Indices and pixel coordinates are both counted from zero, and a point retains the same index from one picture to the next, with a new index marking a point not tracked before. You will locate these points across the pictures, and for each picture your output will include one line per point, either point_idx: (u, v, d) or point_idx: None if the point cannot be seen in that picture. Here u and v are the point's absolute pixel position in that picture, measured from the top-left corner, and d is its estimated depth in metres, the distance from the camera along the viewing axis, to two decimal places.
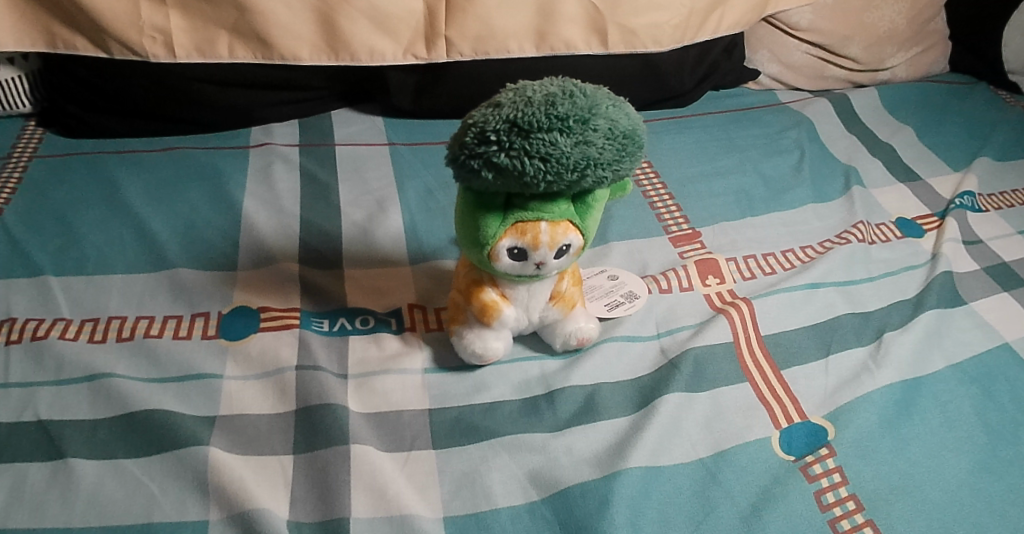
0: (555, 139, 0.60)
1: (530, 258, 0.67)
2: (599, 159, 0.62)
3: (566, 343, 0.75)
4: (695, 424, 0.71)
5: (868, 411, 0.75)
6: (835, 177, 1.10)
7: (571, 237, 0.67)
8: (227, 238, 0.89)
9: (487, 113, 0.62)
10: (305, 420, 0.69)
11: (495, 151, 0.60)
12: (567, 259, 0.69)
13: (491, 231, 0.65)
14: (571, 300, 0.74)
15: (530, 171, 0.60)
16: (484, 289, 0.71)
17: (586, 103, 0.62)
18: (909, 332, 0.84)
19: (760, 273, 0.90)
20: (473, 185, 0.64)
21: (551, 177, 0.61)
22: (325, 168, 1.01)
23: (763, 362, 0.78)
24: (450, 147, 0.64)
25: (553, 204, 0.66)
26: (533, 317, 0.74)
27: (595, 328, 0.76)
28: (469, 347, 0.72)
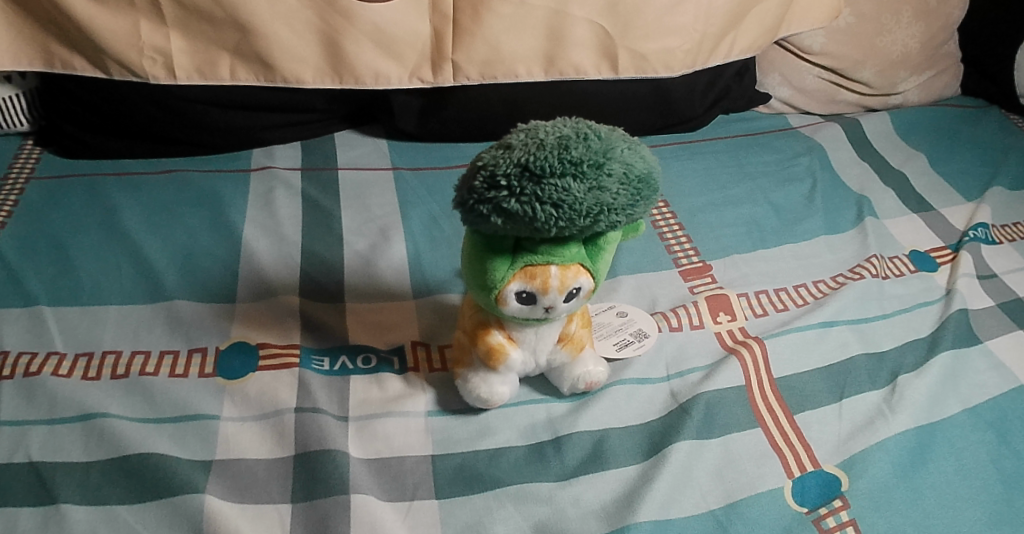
0: (568, 184, 0.57)
1: (539, 302, 0.65)
2: (613, 205, 0.60)
3: (574, 388, 0.73)
4: (706, 473, 0.69)
5: (882, 460, 0.72)
6: (846, 208, 1.08)
7: (581, 280, 0.65)
8: (227, 267, 0.87)
9: (497, 155, 0.59)
10: (304, 467, 0.67)
11: (505, 196, 0.58)
12: (577, 302, 0.67)
13: (499, 275, 0.63)
14: (580, 342, 0.72)
15: (541, 218, 0.58)
16: (491, 332, 0.69)
17: (600, 147, 0.59)
18: (924, 375, 0.81)
19: (772, 310, 0.88)
20: (481, 229, 0.62)
21: (563, 224, 0.59)
22: (327, 194, 0.99)
23: (775, 406, 0.76)
24: (458, 189, 0.62)
25: (564, 247, 0.63)
26: (540, 360, 0.72)
27: (605, 372, 0.74)
28: (474, 391, 0.70)
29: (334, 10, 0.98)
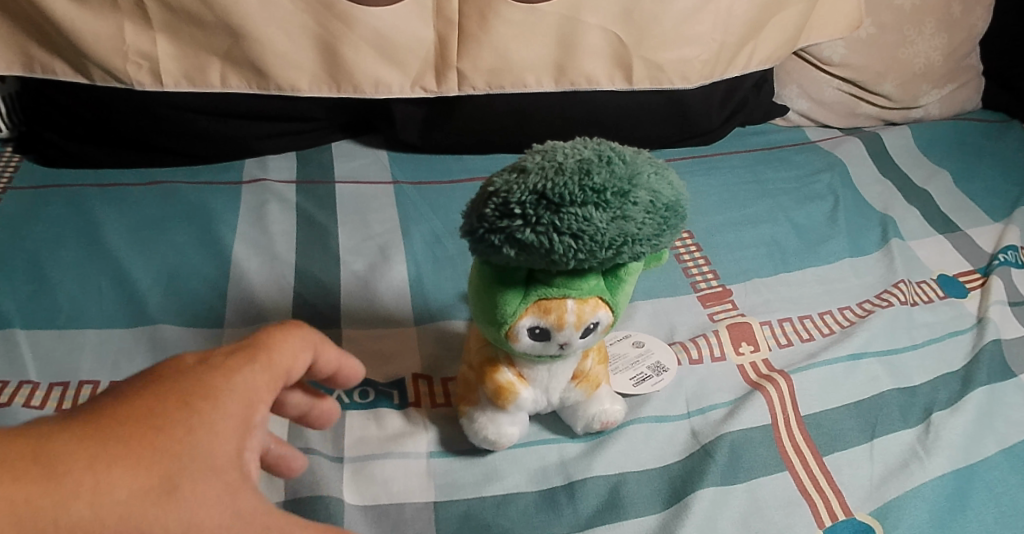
0: (589, 213, 0.52)
1: (553, 338, 0.60)
2: (637, 235, 0.54)
3: (589, 428, 0.68)
4: (731, 523, 0.63)
5: (918, 508, 0.66)
6: (869, 229, 1.03)
7: (599, 314, 0.59)
8: (216, 288, 0.82)
9: (510, 180, 0.54)
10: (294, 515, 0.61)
11: (519, 226, 0.53)
12: (594, 338, 0.62)
13: (510, 310, 0.58)
14: (595, 380, 0.67)
15: (558, 250, 0.53)
16: (499, 369, 0.63)
17: (626, 172, 0.54)
18: (959, 413, 0.75)
19: (797, 340, 0.83)
20: (491, 260, 0.56)
21: (583, 256, 0.53)
22: (323, 209, 0.94)
23: (803, 447, 0.70)
24: (466, 215, 0.56)
25: (582, 280, 0.58)
26: (552, 398, 0.66)
27: (622, 410, 0.69)
28: (481, 433, 0.65)
29: (332, 14, 0.92)
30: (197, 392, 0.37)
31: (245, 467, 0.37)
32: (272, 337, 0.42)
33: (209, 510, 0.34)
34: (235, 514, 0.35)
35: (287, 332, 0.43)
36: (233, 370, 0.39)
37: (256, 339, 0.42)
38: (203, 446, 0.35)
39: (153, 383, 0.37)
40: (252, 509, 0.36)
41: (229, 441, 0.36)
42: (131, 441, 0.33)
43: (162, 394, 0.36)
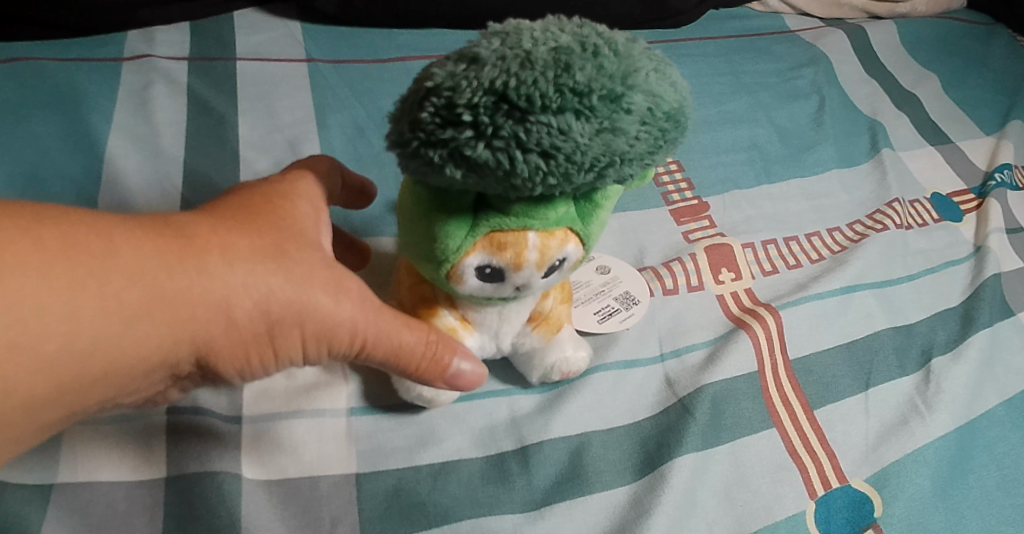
0: (567, 124, 0.38)
1: (508, 280, 0.46)
2: (628, 154, 0.40)
3: (546, 378, 0.57)
4: (713, 495, 0.54)
5: (919, 475, 0.58)
6: (857, 136, 0.91)
7: (568, 250, 0.46)
8: (81, 192, 0.65)
9: (456, 72, 0.38)
10: (180, 498, 0.49)
11: (469, 139, 0.38)
12: (557, 277, 0.49)
13: (454, 246, 0.44)
14: (556, 323, 0.55)
15: (522, 172, 0.39)
16: (437, 312, 0.51)
17: (618, 68, 0.39)
18: (962, 360, 0.66)
19: (783, 267, 0.72)
20: (429, 181, 0.42)
21: (555, 181, 0.40)
22: (222, 94, 0.77)
23: (792, 398, 0.60)
24: (395, 118, 0.41)
25: (549, 207, 0.44)
26: (502, 346, 0.54)
27: (586, 357, 0.57)
28: (413, 389, 0.53)
29: None
30: (276, 194, 0.47)
31: (327, 249, 0.47)
32: (311, 164, 0.52)
33: (313, 268, 0.44)
34: (332, 278, 0.44)
35: (324, 159, 0.53)
36: (295, 181, 0.49)
37: (300, 164, 0.52)
38: (292, 225, 0.45)
39: (236, 191, 0.47)
40: (344, 278, 0.45)
41: (310, 227, 0.47)
42: (237, 217, 0.44)
43: (248, 195, 0.46)
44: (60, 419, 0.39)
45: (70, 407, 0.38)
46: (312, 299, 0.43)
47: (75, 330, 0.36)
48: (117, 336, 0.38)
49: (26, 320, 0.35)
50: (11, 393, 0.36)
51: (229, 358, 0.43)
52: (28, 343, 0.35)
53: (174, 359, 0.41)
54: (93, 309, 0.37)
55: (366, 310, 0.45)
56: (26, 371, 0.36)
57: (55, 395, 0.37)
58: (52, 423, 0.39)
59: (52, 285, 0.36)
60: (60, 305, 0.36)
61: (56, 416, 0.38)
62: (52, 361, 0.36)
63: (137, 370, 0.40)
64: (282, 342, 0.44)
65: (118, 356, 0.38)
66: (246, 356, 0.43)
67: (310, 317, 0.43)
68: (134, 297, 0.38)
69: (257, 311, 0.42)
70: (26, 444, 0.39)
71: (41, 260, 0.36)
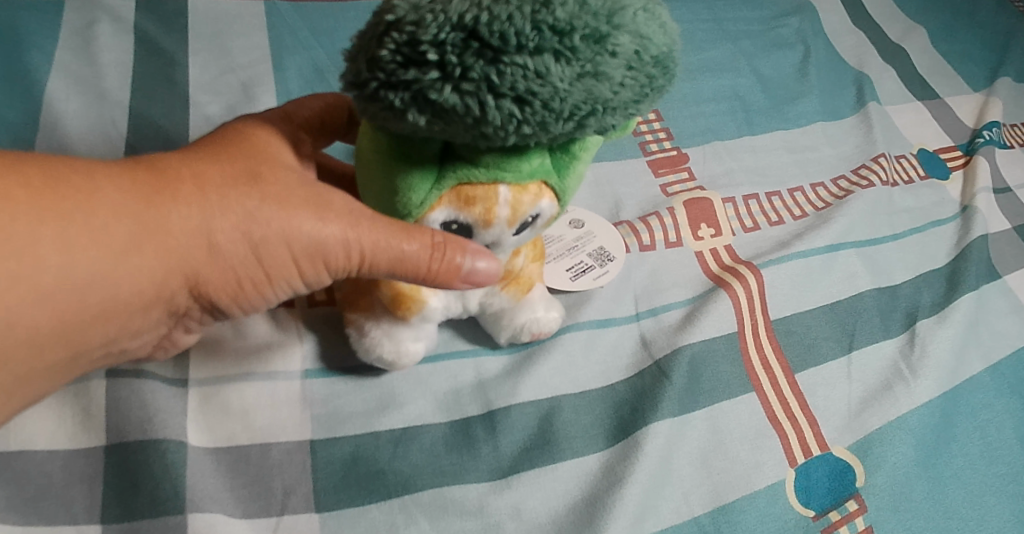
0: (545, 65, 0.33)
1: (477, 237, 0.43)
2: (612, 102, 0.35)
3: (513, 337, 0.54)
4: (689, 462, 0.52)
5: (902, 443, 0.56)
6: (843, 88, 0.88)
7: (542, 206, 0.42)
8: (16, 137, 0.59)
9: (420, 6, 0.34)
10: (121, 468, 0.45)
11: (434, 80, 0.34)
12: (528, 234, 0.45)
13: (418, 198, 0.40)
14: (527, 283, 0.51)
15: (493, 119, 0.34)
16: None
17: (603, 3, 0.34)
18: (948, 322, 0.64)
19: (765, 223, 0.69)
20: (389, 128, 0.37)
21: (531, 130, 0.35)
22: (171, 31, 0.71)
23: (772, 361, 0.58)
24: (352, 57, 0.37)
25: (523, 160, 0.39)
26: (469, 305, 0.50)
27: (557, 317, 0.54)
28: (374, 352, 0.49)
29: None
30: (256, 126, 0.45)
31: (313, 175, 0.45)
32: (300, 101, 0.50)
33: (293, 189, 0.41)
34: (313, 195, 0.41)
35: (316, 95, 0.51)
36: (280, 118, 0.47)
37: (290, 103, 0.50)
38: (272, 152, 0.43)
39: (220, 127, 0.45)
40: (327, 194, 0.42)
41: (292, 156, 0.44)
42: (215, 149, 0.42)
43: (229, 128, 0.44)
44: (68, 361, 0.39)
45: (72, 345, 0.38)
46: (296, 218, 0.40)
47: (66, 266, 0.36)
48: (108, 270, 0.37)
49: (17, 255, 0.35)
50: (12, 329, 0.35)
51: (227, 287, 0.41)
52: (22, 277, 0.35)
53: (167, 292, 0.40)
54: (80, 244, 0.36)
55: (352, 220, 0.40)
56: (25, 308, 0.35)
57: (55, 334, 0.37)
58: (60, 364, 0.39)
59: (39, 218, 0.35)
60: (48, 240, 0.35)
61: (63, 356, 0.38)
62: (48, 297, 0.36)
63: (133, 305, 0.39)
64: (277, 267, 0.41)
65: (112, 291, 0.37)
66: (241, 284, 0.42)
67: (295, 237, 0.41)
68: (119, 229, 0.37)
69: (240, 235, 0.40)
70: (41, 389, 0.39)
71: (28, 196, 0.35)
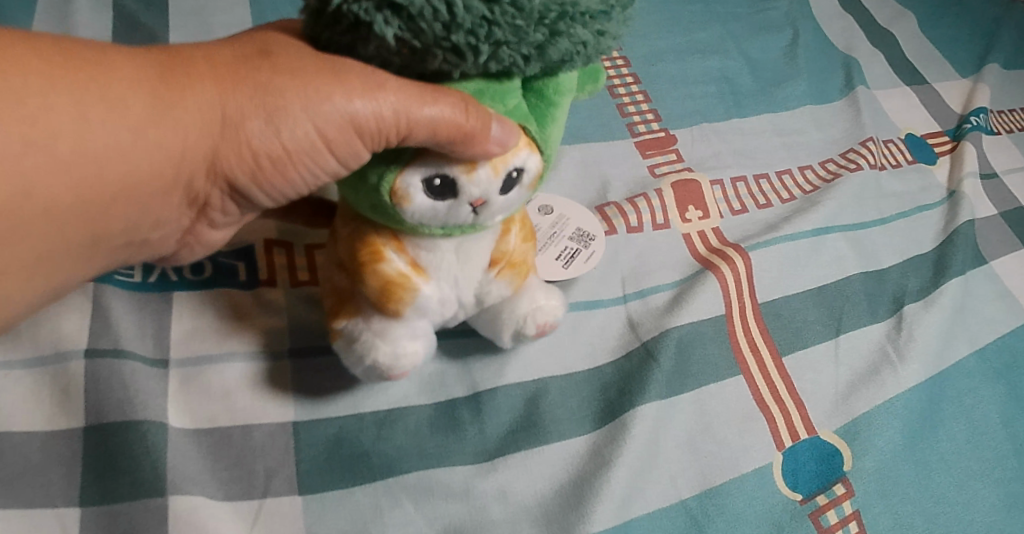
0: None
1: (462, 193, 0.39)
2: (580, 6, 0.34)
3: (516, 335, 0.50)
4: (676, 444, 0.52)
5: (889, 427, 0.56)
6: (832, 71, 0.87)
7: (523, 154, 0.39)
8: None
9: None
10: (100, 451, 0.44)
11: None
12: (518, 198, 0.41)
13: (385, 161, 0.38)
14: (522, 265, 0.48)
15: (463, 22, 0.32)
16: (383, 255, 0.43)
17: None
18: (935, 307, 0.64)
19: (752, 205, 0.68)
20: (358, 47, 0.35)
21: (505, 37, 0.33)
22: (151, 6, 0.69)
23: (760, 344, 0.58)
24: None
25: (498, 97, 0.38)
26: (463, 298, 0.47)
27: (558, 304, 0.51)
28: (367, 355, 0.45)
29: None
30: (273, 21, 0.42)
31: None
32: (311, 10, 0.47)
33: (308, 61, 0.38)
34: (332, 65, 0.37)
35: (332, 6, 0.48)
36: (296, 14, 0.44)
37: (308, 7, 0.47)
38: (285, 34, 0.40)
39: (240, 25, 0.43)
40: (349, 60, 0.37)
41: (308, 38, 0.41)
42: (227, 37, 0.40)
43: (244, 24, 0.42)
44: (91, 245, 0.38)
45: (92, 224, 0.37)
46: (322, 93, 0.37)
47: (83, 133, 0.34)
48: (126, 143, 0.35)
49: (33, 119, 0.32)
50: (28, 198, 0.33)
51: (251, 167, 0.40)
52: (40, 141, 0.33)
53: (184, 169, 0.38)
54: (95, 111, 0.34)
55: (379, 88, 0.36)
56: (42, 174, 0.33)
57: (75, 211, 0.35)
58: (83, 248, 0.37)
59: (55, 85, 0.33)
60: (66, 107, 0.33)
61: (85, 239, 0.37)
62: (67, 167, 0.34)
63: (150, 183, 0.37)
64: (301, 149, 0.39)
65: (131, 164, 0.36)
66: (262, 160, 0.39)
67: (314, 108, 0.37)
68: (133, 102, 0.35)
69: (261, 111, 0.38)
70: (61, 275, 0.38)
71: (43, 62, 0.33)
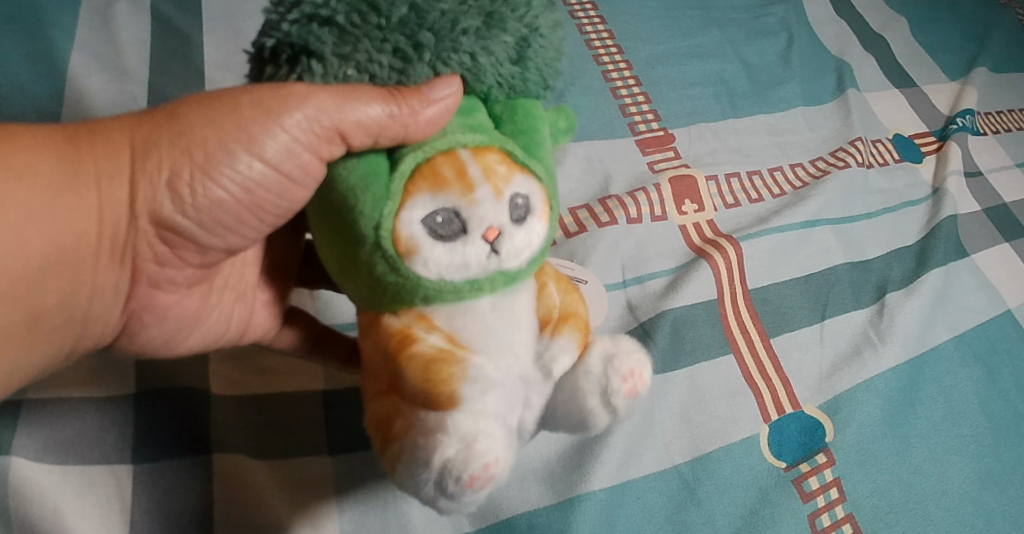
0: None
1: (467, 222, 0.34)
2: None
3: (610, 407, 0.37)
4: (670, 416, 0.56)
5: (870, 403, 0.61)
6: (824, 74, 0.92)
7: (519, 180, 0.35)
8: (41, 110, 0.62)
9: None
10: (150, 415, 0.49)
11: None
12: (538, 231, 0.36)
13: (375, 212, 0.34)
14: (573, 316, 0.39)
15: (392, 13, 0.34)
16: (413, 338, 0.35)
17: None
18: (916, 295, 0.69)
19: (745, 200, 0.73)
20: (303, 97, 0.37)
21: (437, 23, 0.34)
22: (183, 10, 0.74)
23: (749, 326, 0.62)
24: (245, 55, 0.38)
25: (465, 114, 0.36)
26: (527, 375, 0.37)
27: (642, 352, 0.38)
28: (432, 465, 0.32)
29: None
30: None
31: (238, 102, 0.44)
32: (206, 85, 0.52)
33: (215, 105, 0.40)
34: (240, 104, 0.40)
35: None
36: None
37: None
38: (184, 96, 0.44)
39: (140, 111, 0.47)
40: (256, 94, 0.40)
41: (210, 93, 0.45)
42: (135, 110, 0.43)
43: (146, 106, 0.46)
44: (31, 322, 0.40)
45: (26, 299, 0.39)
46: (249, 123, 0.40)
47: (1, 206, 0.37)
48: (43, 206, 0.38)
49: None
50: None
51: (183, 208, 0.42)
52: None
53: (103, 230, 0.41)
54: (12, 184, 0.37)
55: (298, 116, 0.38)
56: None
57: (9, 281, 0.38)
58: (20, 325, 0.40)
59: None
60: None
61: (22, 316, 0.39)
62: None
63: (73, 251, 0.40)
64: (236, 179, 0.41)
65: (51, 230, 0.39)
66: (200, 199, 0.42)
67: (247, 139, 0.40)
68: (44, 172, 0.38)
69: (188, 158, 0.40)
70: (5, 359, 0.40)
71: None
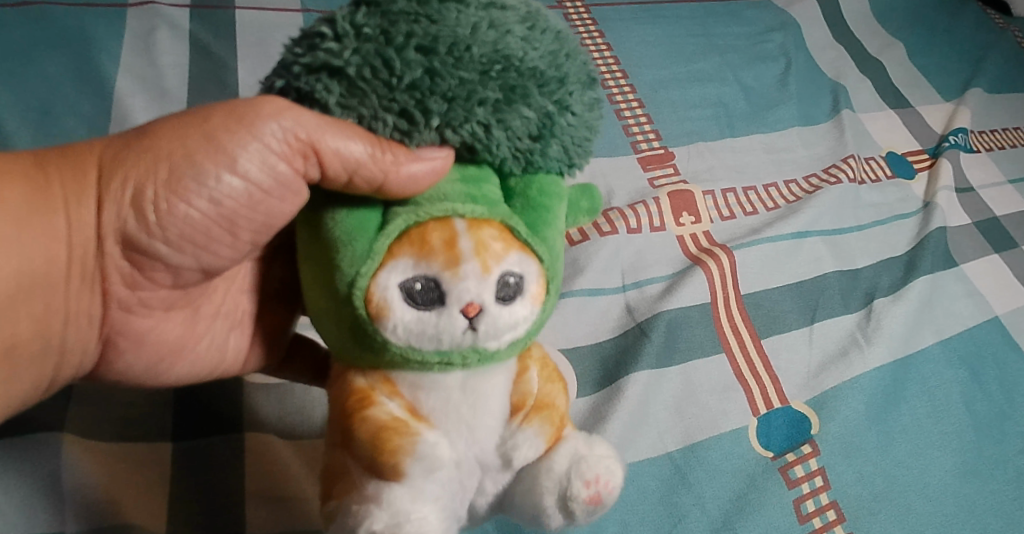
0: (436, 12, 0.35)
1: (447, 295, 0.34)
2: (519, 58, 0.35)
3: (564, 507, 0.37)
4: (664, 407, 0.61)
5: (855, 400, 0.65)
6: (820, 97, 0.97)
7: (510, 259, 0.36)
8: (96, 130, 0.69)
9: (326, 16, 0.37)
10: (190, 399, 0.55)
11: (333, 48, 0.35)
12: (522, 314, 0.36)
13: (356, 268, 0.35)
14: (551, 406, 0.39)
15: (403, 75, 0.34)
16: (375, 398, 0.36)
17: None
18: (902, 301, 0.73)
19: (740, 213, 0.78)
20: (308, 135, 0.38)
21: (450, 90, 0.35)
22: (223, 42, 0.81)
23: (741, 327, 0.67)
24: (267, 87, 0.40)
25: (475, 182, 0.37)
26: (490, 459, 0.37)
27: (613, 458, 0.38)
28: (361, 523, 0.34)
29: None
30: None
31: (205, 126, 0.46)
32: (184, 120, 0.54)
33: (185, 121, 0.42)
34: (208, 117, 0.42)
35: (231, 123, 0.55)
36: None
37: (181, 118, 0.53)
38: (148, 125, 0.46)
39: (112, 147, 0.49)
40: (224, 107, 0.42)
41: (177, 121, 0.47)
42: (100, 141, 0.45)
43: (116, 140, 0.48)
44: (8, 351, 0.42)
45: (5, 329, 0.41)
46: (222, 133, 0.41)
47: None
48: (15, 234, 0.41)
49: None
50: None
51: (150, 226, 0.43)
52: None
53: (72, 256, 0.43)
54: None
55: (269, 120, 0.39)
56: None
57: None
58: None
59: None
60: None
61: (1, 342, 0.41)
62: None
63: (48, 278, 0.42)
64: (205, 193, 0.42)
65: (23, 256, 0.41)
66: (166, 217, 0.43)
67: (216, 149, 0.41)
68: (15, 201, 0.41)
69: (157, 176, 0.42)
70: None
71: None
